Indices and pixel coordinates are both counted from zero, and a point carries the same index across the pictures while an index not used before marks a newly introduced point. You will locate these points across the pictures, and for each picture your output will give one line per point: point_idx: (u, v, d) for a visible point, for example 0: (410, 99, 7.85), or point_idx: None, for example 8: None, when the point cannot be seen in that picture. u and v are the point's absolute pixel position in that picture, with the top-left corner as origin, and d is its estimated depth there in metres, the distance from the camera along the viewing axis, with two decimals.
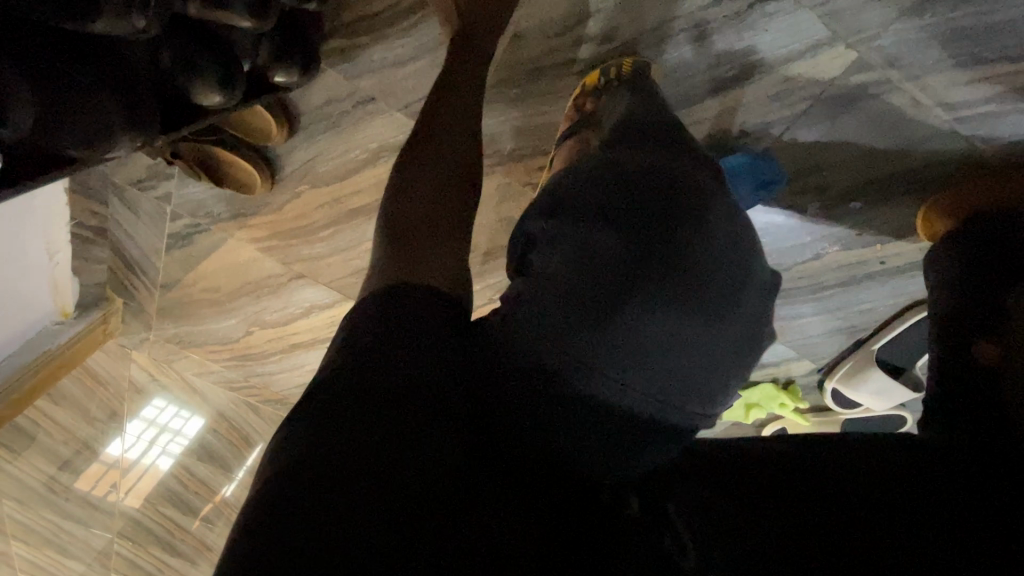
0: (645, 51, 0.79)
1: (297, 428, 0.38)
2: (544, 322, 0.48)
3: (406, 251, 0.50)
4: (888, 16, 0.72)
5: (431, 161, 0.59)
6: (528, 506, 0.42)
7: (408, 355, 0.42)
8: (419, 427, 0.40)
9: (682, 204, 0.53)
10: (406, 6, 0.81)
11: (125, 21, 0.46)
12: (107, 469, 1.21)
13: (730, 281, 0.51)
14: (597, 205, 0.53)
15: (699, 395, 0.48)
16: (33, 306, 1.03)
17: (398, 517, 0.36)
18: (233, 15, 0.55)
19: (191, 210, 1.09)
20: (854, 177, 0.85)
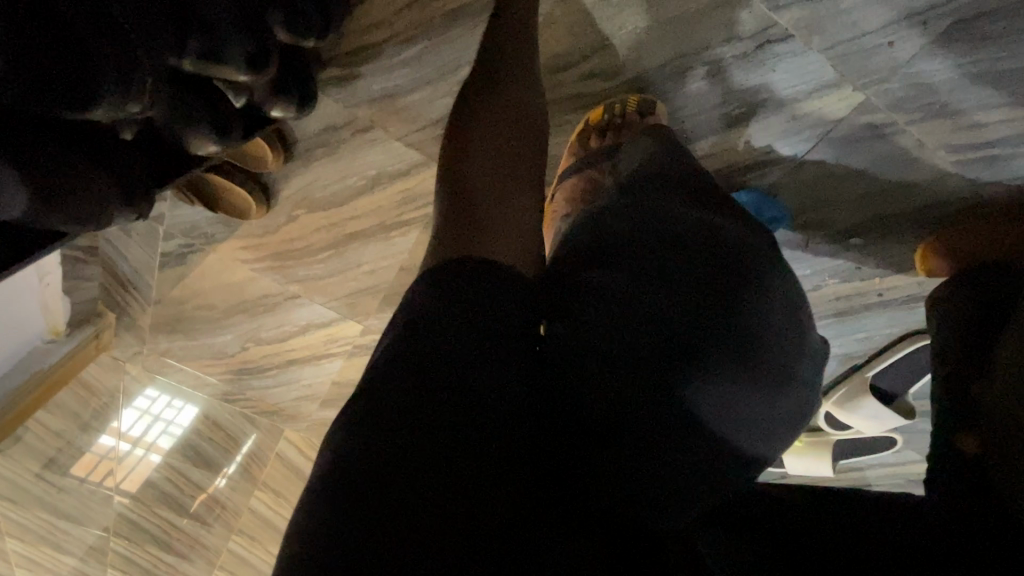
0: (652, 87, 0.78)
1: (349, 443, 0.39)
2: (594, 342, 0.49)
3: (468, 226, 0.51)
4: (899, 58, 0.71)
5: (491, 151, 0.61)
6: (578, 534, 0.41)
7: (465, 371, 0.42)
8: (480, 453, 0.39)
9: (744, 250, 0.52)
10: (407, 36, 0.78)
11: (123, 104, 0.45)
12: (100, 459, 1.18)
13: (789, 328, 0.51)
14: (650, 244, 0.52)
15: (747, 437, 0.49)
16: (27, 326, 1.02)
17: (450, 527, 0.36)
18: (228, 68, 0.53)
19: (185, 231, 1.06)
20: (856, 213, 0.85)
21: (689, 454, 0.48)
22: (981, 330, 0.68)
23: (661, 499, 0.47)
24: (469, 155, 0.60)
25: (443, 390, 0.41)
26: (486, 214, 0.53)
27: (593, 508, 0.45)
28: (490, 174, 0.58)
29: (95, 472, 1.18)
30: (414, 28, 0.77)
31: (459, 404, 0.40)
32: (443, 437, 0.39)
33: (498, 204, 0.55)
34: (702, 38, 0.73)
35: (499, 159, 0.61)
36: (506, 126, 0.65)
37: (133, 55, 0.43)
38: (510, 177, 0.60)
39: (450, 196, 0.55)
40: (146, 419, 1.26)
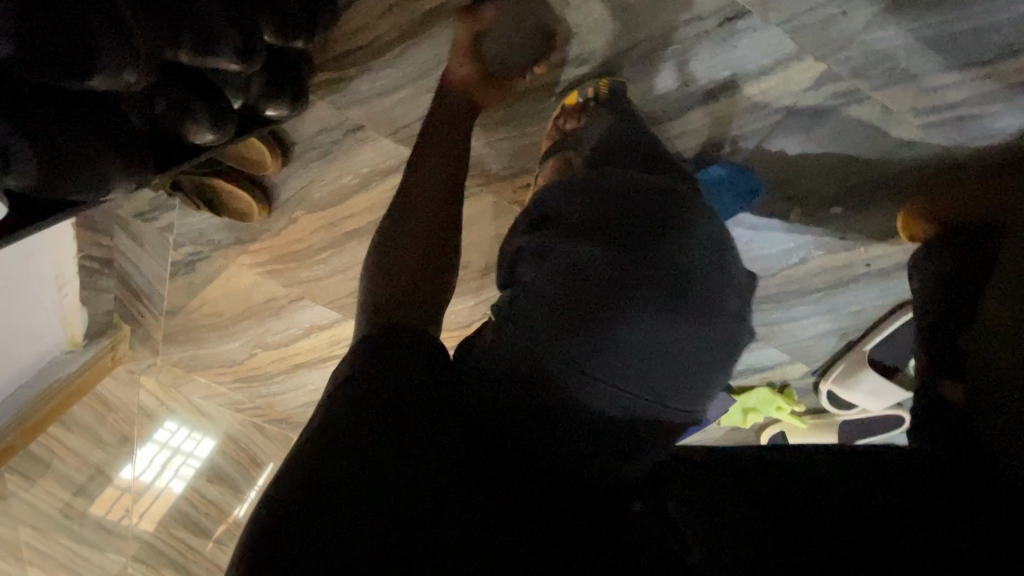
0: (623, 71, 0.82)
1: (306, 452, 0.44)
2: (529, 330, 0.54)
3: (390, 293, 0.60)
4: (855, 27, 0.74)
5: (412, 209, 0.68)
6: (528, 506, 0.47)
7: (399, 379, 0.48)
8: (425, 441, 0.46)
9: (659, 217, 0.58)
10: (390, 39, 0.84)
11: (117, 78, 0.47)
12: (120, 493, 1.27)
13: (706, 285, 0.57)
14: (580, 224, 0.58)
15: (683, 394, 0.55)
16: (45, 340, 1.08)
17: (400, 510, 0.42)
18: (221, 59, 0.58)
19: (193, 239, 1.12)
20: (833, 183, 0.87)
21: (625, 418, 0.53)
22: (967, 285, 0.70)
23: (605, 457, 0.52)
24: (406, 219, 0.67)
25: (381, 398, 0.47)
26: (411, 283, 0.61)
27: (546, 481, 0.50)
28: (420, 239, 0.66)
29: (115, 507, 1.26)
30: (396, 31, 0.83)
31: (397, 408, 0.47)
32: (389, 431, 0.45)
33: (414, 270, 0.63)
34: (662, 23, 0.78)
35: (423, 217, 0.67)
36: (430, 175, 0.70)
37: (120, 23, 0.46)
38: (439, 239, 0.67)
39: (386, 264, 0.63)
40: (165, 452, 1.31)
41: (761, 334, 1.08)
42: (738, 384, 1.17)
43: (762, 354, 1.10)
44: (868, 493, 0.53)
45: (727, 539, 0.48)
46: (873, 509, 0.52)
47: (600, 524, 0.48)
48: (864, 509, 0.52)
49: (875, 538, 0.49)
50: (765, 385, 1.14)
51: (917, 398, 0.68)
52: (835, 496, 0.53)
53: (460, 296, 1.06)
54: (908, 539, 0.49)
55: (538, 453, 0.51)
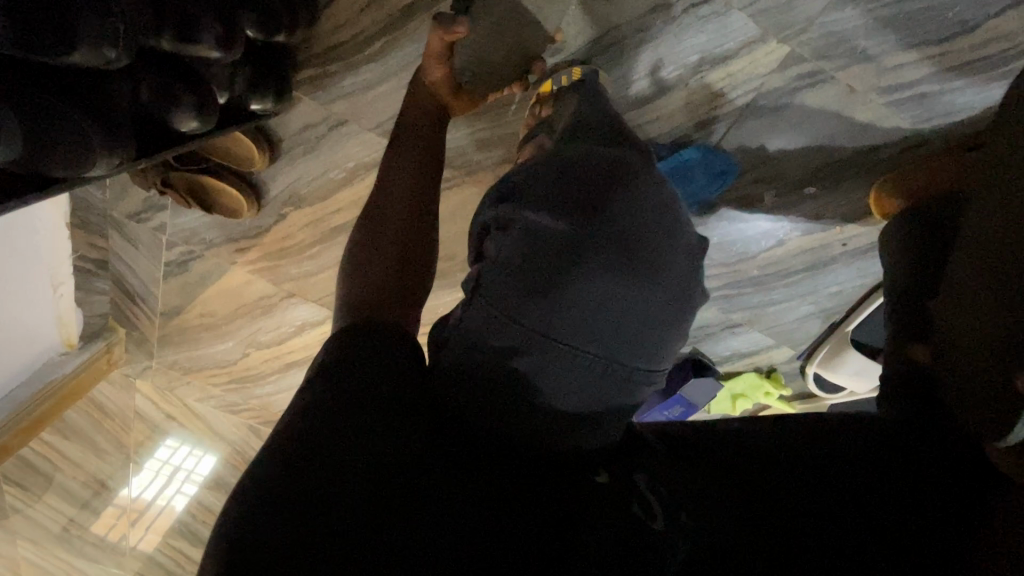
0: (595, 60, 0.85)
1: (277, 445, 0.44)
2: (492, 307, 0.55)
3: (368, 287, 0.61)
4: (814, 9, 0.77)
5: (390, 204, 0.69)
6: (499, 483, 0.49)
7: (367, 365, 0.49)
8: (393, 422, 0.47)
9: (610, 183, 0.58)
10: (370, 34, 0.87)
11: (98, 52, 0.50)
12: (124, 510, 1.33)
13: (658, 248, 0.57)
14: (540, 197, 0.58)
15: (638, 358, 0.55)
16: (39, 340, 1.10)
17: (371, 490, 0.43)
18: (202, 47, 0.61)
19: (186, 238, 1.15)
20: (804, 164, 0.89)
21: (589, 393, 0.54)
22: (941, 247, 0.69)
23: (570, 430, 0.54)
24: (384, 215, 0.68)
25: (349, 385, 0.47)
26: (390, 275, 0.62)
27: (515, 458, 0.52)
28: (399, 234, 0.67)
29: (117, 526, 1.32)
30: (376, 26, 0.86)
31: (365, 392, 0.47)
32: (358, 416, 0.46)
33: (395, 261, 0.64)
34: (630, 11, 0.81)
35: (401, 210, 0.69)
36: (402, 174, 0.72)
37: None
38: (417, 231, 0.68)
39: (366, 260, 0.64)
40: (166, 469, 1.34)
41: (746, 319, 1.09)
42: (726, 370, 1.18)
43: (747, 339, 1.12)
44: (842, 465, 0.54)
45: (701, 514, 0.49)
46: (843, 483, 0.53)
47: (569, 498, 0.50)
48: (835, 484, 0.52)
49: (843, 516, 0.50)
50: (753, 371, 1.15)
51: (886, 362, 0.68)
52: (809, 470, 0.53)
53: (447, 288, 1.07)
54: (875, 514, 0.50)
55: (509, 432, 0.53)
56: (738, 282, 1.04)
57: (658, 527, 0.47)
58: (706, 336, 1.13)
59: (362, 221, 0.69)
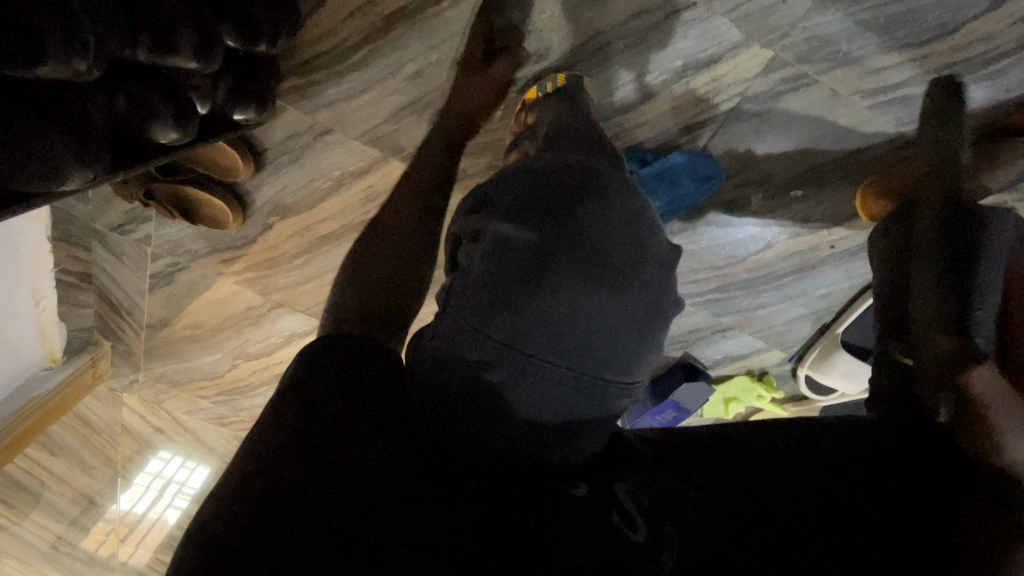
0: (579, 65, 0.85)
1: (244, 467, 0.43)
2: (461, 319, 0.54)
3: (360, 305, 0.59)
4: (796, 14, 0.78)
5: (392, 221, 0.68)
6: (473, 499, 0.47)
7: (334, 383, 0.48)
8: (360, 440, 0.45)
9: (578, 190, 0.58)
10: (353, 42, 0.86)
11: (67, 65, 0.48)
12: (114, 525, 1.31)
13: (629, 255, 0.57)
14: (511, 207, 0.57)
15: (615, 372, 0.54)
16: (22, 354, 1.08)
17: (336, 511, 0.41)
18: (179, 58, 0.60)
19: (170, 250, 1.13)
20: (789, 168, 0.90)
21: (562, 402, 0.52)
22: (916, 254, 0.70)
23: (548, 439, 0.52)
24: (381, 229, 0.67)
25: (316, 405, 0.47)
26: (383, 294, 0.61)
27: (496, 470, 0.50)
28: (392, 251, 0.65)
29: (106, 542, 1.30)
30: (359, 34, 0.86)
31: (332, 411, 0.47)
32: (324, 437, 0.45)
33: (394, 278, 0.63)
34: (613, 17, 0.81)
35: (398, 225, 0.68)
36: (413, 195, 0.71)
37: (72, 9, 0.47)
38: (413, 250, 0.67)
39: (358, 276, 0.63)
40: (159, 482, 1.33)
41: (737, 322, 1.09)
42: (718, 374, 1.17)
43: (738, 342, 1.11)
44: (824, 476, 0.53)
45: (689, 529, 0.49)
46: (826, 491, 0.52)
47: (546, 511, 0.48)
48: (816, 492, 0.52)
49: (829, 524, 0.50)
50: (745, 374, 1.15)
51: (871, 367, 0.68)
52: (792, 480, 0.53)
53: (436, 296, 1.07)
54: (858, 521, 0.50)
55: (480, 446, 0.51)
56: (728, 286, 1.04)
57: (638, 538, 0.47)
58: (699, 340, 1.12)
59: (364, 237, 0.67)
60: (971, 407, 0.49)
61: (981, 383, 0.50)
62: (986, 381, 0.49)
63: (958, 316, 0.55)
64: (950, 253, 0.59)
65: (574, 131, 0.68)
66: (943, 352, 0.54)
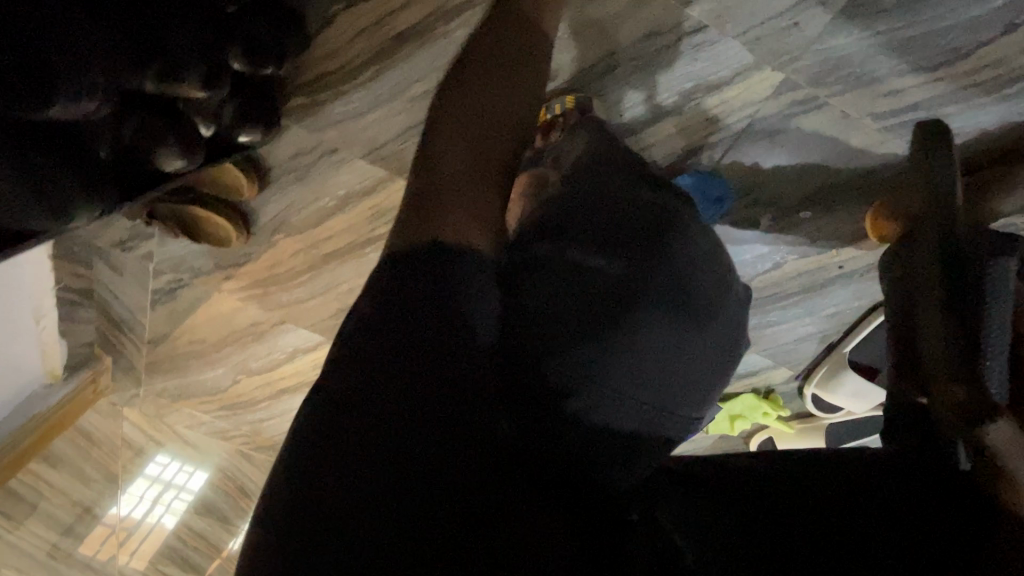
0: (588, 87, 0.84)
1: (311, 438, 0.41)
2: (544, 319, 0.52)
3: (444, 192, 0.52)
4: (809, 36, 0.77)
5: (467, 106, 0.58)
6: (540, 503, 0.43)
7: (417, 351, 0.43)
8: (440, 425, 0.41)
9: (656, 230, 0.59)
10: (360, 63, 0.85)
11: (74, 103, 0.48)
12: (110, 532, 1.19)
13: (708, 296, 0.58)
14: (575, 236, 0.58)
15: (686, 404, 0.56)
16: (22, 370, 1.06)
17: (404, 505, 0.38)
18: (187, 87, 0.60)
19: (173, 266, 1.12)
20: (798, 189, 0.89)
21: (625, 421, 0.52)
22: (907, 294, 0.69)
23: (616, 458, 0.51)
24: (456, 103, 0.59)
25: (397, 376, 0.42)
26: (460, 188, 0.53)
27: (560, 475, 0.47)
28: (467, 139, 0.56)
29: (104, 547, 1.18)
30: (365, 55, 0.85)
31: (413, 386, 0.42)
32: (398, 421, 0.41)
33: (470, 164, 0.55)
34: (624, 38, 0.80)
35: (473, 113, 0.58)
36: (506, 90, 0.61)
37: (77, 44, 0.46)
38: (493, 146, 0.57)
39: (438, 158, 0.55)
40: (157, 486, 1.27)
41: None
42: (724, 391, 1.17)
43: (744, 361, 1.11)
44: (852, 485, 0.47)
45: (733, 548, 0.42)
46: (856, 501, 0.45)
47: (606, 530, 0.45)
48: (851, 499, 0.45)
49: (864, 532, 0.43)
50: (751, 392, 1.15)
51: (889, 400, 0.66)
52: (825, 489, 0.46)
53: None
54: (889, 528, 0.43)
55: (549, 454, 0.48)
56: None
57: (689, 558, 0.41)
58: None
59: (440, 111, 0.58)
60: (987, 461, 0.45)
61: (998, 438, 0.45)
62: (1003, 438, 0.45)
63: (966, 360, 0.54)
64: (959, 300, 0.58)
65: (602, 162, 0.68)
66: (959, 400, 0.51)
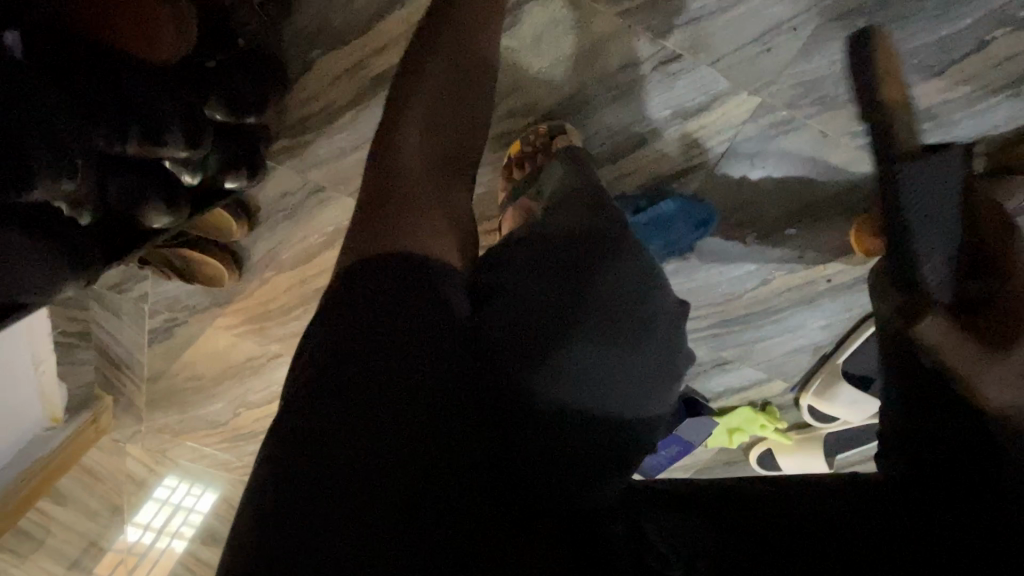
0: (568, 118, 0.85)
1: (273, 456, 0.42)
2: (493, 326, 0.50)
3: (386, 207, 0.56)
4: (782, 61, 0.78)
5: (415, 134, 0.65)
6: (500, 508, 0.44)
7: (366, 365, 0.44)
8: (393, 438, 0.42)
9: (592, 242, 0.58)
10: (342, 104, 0.87)
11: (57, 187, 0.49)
12: (122, 556, 1.21)
13: (647, 303, 0.56)
14: (526, 256, 0.56)
15: (640, 408, 0.54)
16: (23, 415, 1.05)
17: (363, 517, 0.39)
18: (171, 147, 0.61)
19: (168, 306, 1.14)
20: (782, 207, 0.89)
21: (589, 434, 0.51)
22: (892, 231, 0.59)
23: (584, 467, 0.50)
24: (401, 131, 0.65)
25: (350, 394, 0.43)
26: (408, 203, 0.57)
27: (527, 481, 0.47)
28: (413, 167, 0.62)
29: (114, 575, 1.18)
30: (347, 96, 0.86)
31: (366, 401, 0.43)
32: (351, 434, 0.42)
33: (420, 188, 0.60)
34: (601, 69, 0.81)
35: (411, 143, 0.64)
36: (452, 123, 0.70)
37: (52, 128, 0.47)
38: (436, 177, 0.63)
39: (387, 183, 0.60)
40: (167, 508, 1.30)
41: (736, 355, 1.09)
42: (720, 405, 1.17)
43: (738, 375, 1.11)
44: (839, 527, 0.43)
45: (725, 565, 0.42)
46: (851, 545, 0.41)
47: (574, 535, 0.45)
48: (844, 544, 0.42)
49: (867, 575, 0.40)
50: (748, 405, 1.14)
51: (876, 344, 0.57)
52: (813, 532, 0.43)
53: None
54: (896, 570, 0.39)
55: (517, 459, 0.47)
56: (726, 321, 1.04)
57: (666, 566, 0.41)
58: (697, 373, 1.13)
59: (389, 147, 0.64)
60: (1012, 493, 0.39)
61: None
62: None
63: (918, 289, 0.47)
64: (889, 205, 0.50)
65: (572, 192, 0.69)
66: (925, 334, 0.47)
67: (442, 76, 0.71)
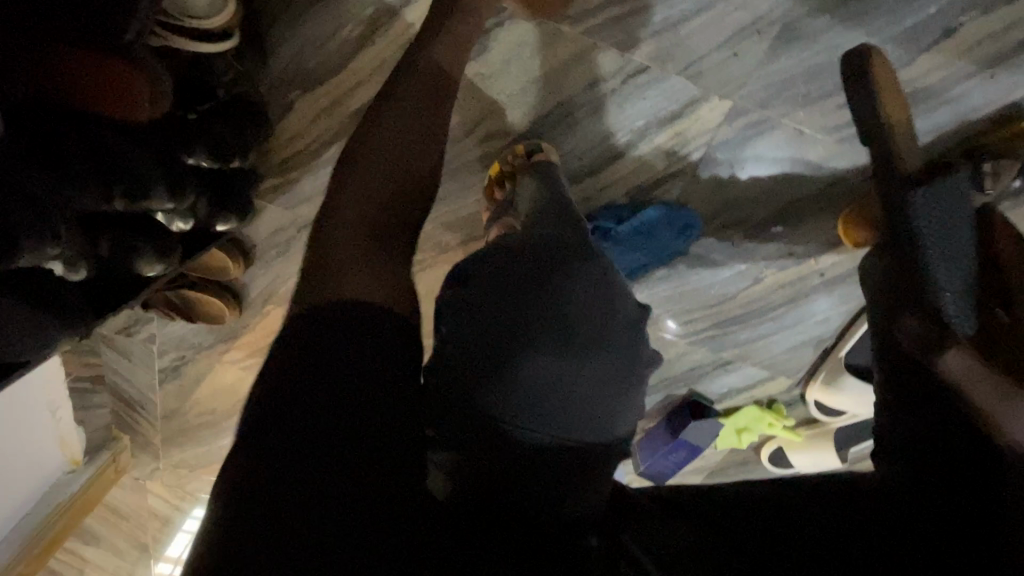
0: (546, 134, 0.87)
1: (232, 482, 0.41)
2: (457, 347, 0.52)
3: (340, 240, 0.55)
4: (750, 64, 0.79)
5: (385, 140, 0.62)
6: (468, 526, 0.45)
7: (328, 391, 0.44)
8: (360, 460, 0.42)
9: (551, 258, 0.60)
10: (325, 140, 0.89)
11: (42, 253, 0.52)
12: None
13: (607, 318, 0.58)
14: (489, 276, 0.57)
15: (605, 420, 0.55)
16: (43, 462, 1.09)
17: (334, 541, 0.39)
18: (154, 200, 0.64)
19: (176, 345, 1.17)
20: (766, 205, 0.89)
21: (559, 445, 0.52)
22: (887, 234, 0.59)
23: (556, 481, 0.51)
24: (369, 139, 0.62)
25: (314, 417, 0.43)
26: (368, 233, 0.57)
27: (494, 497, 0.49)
28: (379, 184, 0.60)
29: None
30: (329, 132, 0.89)
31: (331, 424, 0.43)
32: (317, 457, 0.42)
33: (386, 212, 0.59)
34: (573, 86, 0.83)
35: (381, 154, 0.62)
36: (425, 123, 0.65)
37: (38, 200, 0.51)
38: (405, 192, 0.62)
39: (354, 206, 0.58)
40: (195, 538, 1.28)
41: (737, 355, 1.08)
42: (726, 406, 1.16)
43: (741, 375, 1.11)
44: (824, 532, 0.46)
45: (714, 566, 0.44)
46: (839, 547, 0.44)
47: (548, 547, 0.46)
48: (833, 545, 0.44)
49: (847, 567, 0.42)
50: (754, 404, 1.13)
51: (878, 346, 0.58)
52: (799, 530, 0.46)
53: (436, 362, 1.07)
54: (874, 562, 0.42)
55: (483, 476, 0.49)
56: (722, 322, 1.04)
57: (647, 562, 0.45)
58: (699, 376, 1.12)
59: (354, 161, 0.61)
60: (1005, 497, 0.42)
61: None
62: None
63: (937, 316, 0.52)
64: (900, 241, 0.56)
65: (547, 207, 0.71)
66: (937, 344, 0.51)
67: (412, 79, 0.67)
